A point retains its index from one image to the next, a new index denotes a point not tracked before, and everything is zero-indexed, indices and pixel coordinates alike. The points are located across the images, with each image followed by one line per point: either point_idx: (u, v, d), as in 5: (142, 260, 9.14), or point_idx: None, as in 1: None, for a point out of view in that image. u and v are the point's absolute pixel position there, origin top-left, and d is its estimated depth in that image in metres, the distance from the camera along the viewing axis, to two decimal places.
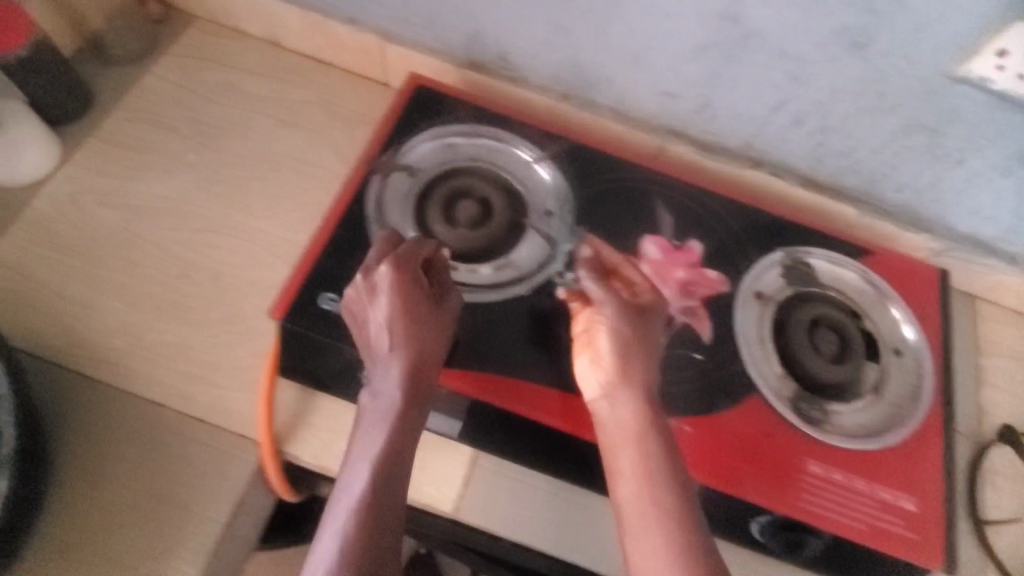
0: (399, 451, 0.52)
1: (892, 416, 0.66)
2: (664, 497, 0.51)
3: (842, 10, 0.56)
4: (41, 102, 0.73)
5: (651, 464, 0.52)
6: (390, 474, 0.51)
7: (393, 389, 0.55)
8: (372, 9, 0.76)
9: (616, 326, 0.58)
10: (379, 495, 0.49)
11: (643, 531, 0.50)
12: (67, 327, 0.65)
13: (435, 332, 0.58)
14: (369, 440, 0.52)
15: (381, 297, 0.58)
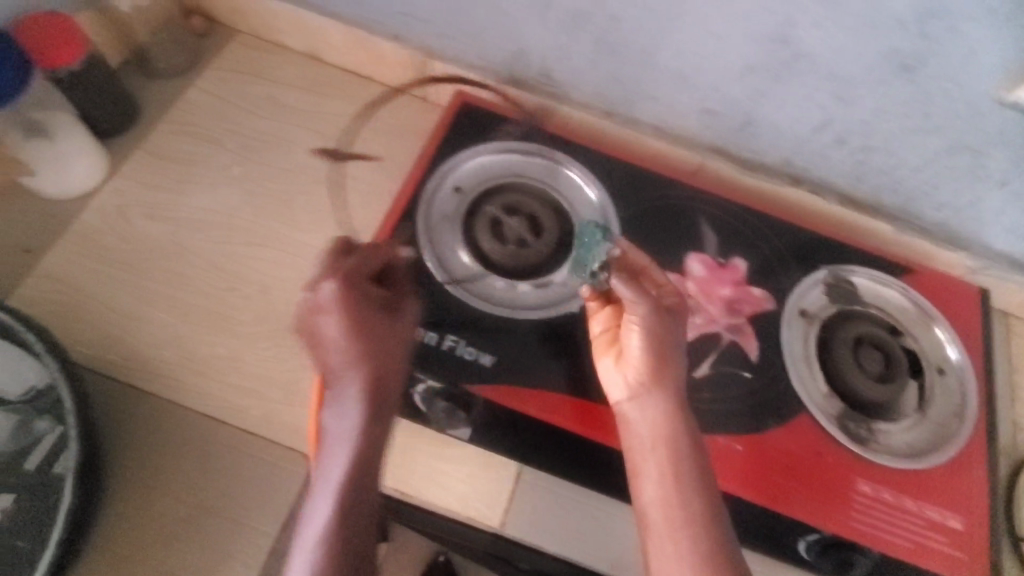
0: (368, 464, 0.53)
1: (937, 435, 0.65)
2: (692, 505, 0.52)
3: (894, 34, 0.56)
4: (91, 115, 0.74)
5: (677, 470, 0.53)
6: (360, 489, 0.52)
7: (357, 404, 0.55)
8: (418, 26, 0.77)
9: (644, 328, 0.57)
10: (352, 510, 0.51)
11: (669, 535, 0.51)
12: (120, 341, 0.67)
13: (388, 346, 0.57)
14: (337, 456, 0.53)
15: (327, 316, 0.57)
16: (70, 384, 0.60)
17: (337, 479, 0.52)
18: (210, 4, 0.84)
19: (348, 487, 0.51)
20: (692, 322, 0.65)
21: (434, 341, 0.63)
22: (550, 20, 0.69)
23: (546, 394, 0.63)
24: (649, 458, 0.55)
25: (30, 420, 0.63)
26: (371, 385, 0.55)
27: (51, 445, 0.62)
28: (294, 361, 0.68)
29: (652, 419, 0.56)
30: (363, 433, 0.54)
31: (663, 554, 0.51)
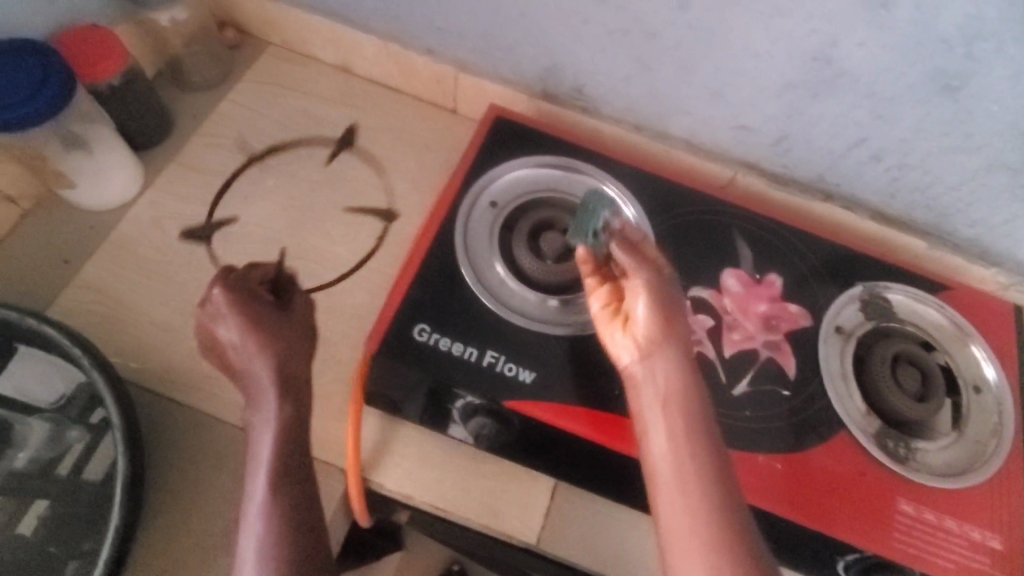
0: (297, 441, 0.57)
1: (977, 455, 0.65)
2: (702, 462, 0.51)
3: (940, 54, 0.56)
4: (128, 127, 0.75)
5: (686, 429, 0.53)
6: (294, 466, 0.56)
7: (274, 390, 0.58)
8: (452, 41, 0.77)
9: (648, 292, 0.57)
10: (286, 482, 0.55)
11: (682, 492, 0.50)
12: (158, 352, 0.68)
13: (288, 339, 0.61)
14: (264, 436, 0.57)
15: (224, 320, 0.60)
16: (115, 396, 0.60)
17: (266, 459, 0.56)
18: (244, 17, 0.84)
19: (281, 462, 0.56)
20: (729, 338, 0.65)
21: (473, 357, 0.62)
22: (587, 37, 0.69)
23: (578, 411, 0.60)
24: (664, 418, 0.54)
25: (62, 427, 0.64)
26: (281, 378, 0.59)
27: (81, 452, 0.63)
28: (327, 375, 0.68)
29: (658, 380, 0.55)
30: (280, 414, 0.57)
31: (676, 510, 0.50)
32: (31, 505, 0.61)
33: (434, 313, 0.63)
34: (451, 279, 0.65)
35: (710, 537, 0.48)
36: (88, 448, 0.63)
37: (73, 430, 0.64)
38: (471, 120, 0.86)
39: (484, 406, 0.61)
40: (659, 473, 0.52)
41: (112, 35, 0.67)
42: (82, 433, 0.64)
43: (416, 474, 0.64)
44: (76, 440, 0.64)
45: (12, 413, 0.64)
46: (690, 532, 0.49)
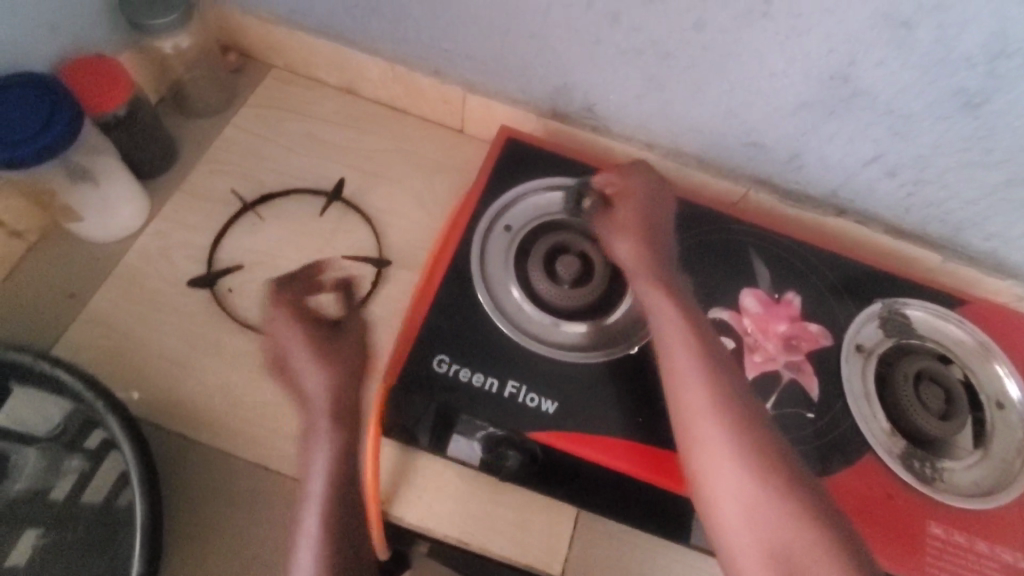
0: (348, 476, 0.56)
1: (1005, 473, 0.64)
2: (731, 409, 0.54)
3: (961, 72, 0.56)
4: (133, 157, 0.74)
5: (711, 378, 0.55)
6: (345, 501, 0.56)
7: (326, 417, 0.57)
8: (459, 63, 0.76)
9: (634, 241, 0.64)
10: (337, 519, 0.55)
11: (721, 434, 0.53)
12: (168, 387, 0.66)
13: (351, 371, 0.59)
14: (320, 464, 0.56)
15: (294, 343, 0.59)
16: (132, 441, 0.58)
17: (320, 492, 0.55)
18: (246, 41, 0.83)
19: (334, 497, 0.55)
20: (750, 360, 0.65)
21: (494, 389, 0.61)
22: (599, 57, 0.68)
23: (598, 438, 0.59)
24: (687, 372, 0.56)
25: (59, 455, 0.63)
26: (336, 400, 0.57)
27: (77, 481, 0.62)
28: None
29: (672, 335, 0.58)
30: (334, 447, 0.56)
31: (719, 453, 0.52)
32: (25, 531, 0.61)
33: (454, 344, 0.63)
34: (469, 307, 0.65)
35: (756, 472, 0.51)
36: (84, 477, 0.62)
37: (72, 458, 0.63)
38: (479, 141, 0.85)
39: (499, 435, 0.60)
40: (694, 424, 0.54)
41: (117, 66, 0.66)
42: (79, 461, 0.63)
43: (437, 507, 0.63)
44: (73, 468, 0.63)
45: (7, 440, 0.63)
46: (737, 469, 0.51)
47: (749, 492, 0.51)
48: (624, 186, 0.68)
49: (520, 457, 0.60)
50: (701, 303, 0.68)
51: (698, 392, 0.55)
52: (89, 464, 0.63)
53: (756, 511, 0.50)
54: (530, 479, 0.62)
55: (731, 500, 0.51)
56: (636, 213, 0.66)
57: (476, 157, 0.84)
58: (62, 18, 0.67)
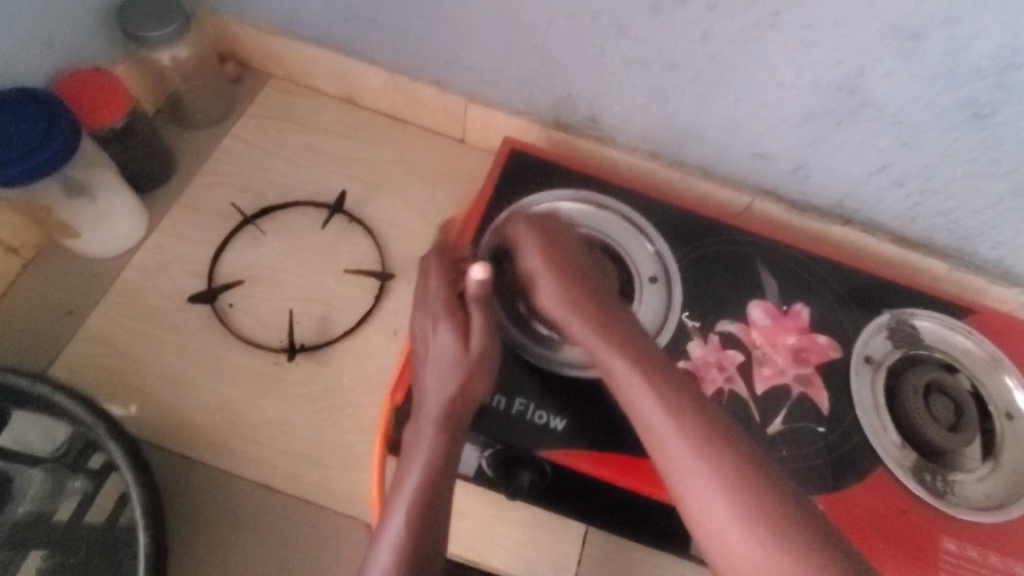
0: (443, 483, 0.54)
1: (1016, 485, 0.64)
2: (689, 420, 0.52)
3: (970, 84, 0.56)
4: (131, 170, 0.73)
5: (661, 391, 0.54)
6: (433, 509, 0.52)
7: (439, 414, 0.55)
8: (461, 73, 0.75)
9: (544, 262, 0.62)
10: (421, 526, 0.52)
11: (684, 446, 0.51)
12: (169, 407, 0.65)
13: (485, 371, 0.58)
14: (422, 460, 0.54)
15: (442, 327, 0.59)
16: (135, 471, 0.57)
17: (412, 491, 0.53)
18: (244, 51, 0.82)
19: (421, 503, 0.52)
20: (760, 374, 0.65)
21: (502, 406, 0.60)
22: (604, 68, 0.68)
23: (615, 458, 0.58)
24: (637, 392, 0.54)
25: (62, 477, 0.62)
26: (460, 397, 0.56)
27: (79, 503, 0.61)
28: (349, 423, 0.66)
29: (608, 359, 0.57)
30: (435, 447, 0.54)
31: (688, 472, 0.50)
32: (29, 553, 0.60)
33: None
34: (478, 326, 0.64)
35: (731, 481, 0.49)
36: (86, 499, 0.61)
37: (74, 480, 0.62)
38: (481, 150, 0.84)
39: (508, 452, 0.59)
40: (663, 445, 0.52)
41: (115, 78, 0.65)
42: (81, 483, 0.62)
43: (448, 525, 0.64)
44: (76, 489, 0.61)
45: (5, 461, 0.61)
46: (713, 480, 0.49)
47: (727, 502, 0.48)
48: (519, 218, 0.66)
49: (532, 476, 0.59)
50: (709, 315, 0.67)
51: (654, 409, 0.53)
52: (91, 485, 0.61)
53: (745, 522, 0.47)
54: (535, 492, 0.61)
55: (717, 515, 0.48)
56: (534, 244, 0.63)
57: (479, 167, 0.83)
58: (59, 32, 0.66)
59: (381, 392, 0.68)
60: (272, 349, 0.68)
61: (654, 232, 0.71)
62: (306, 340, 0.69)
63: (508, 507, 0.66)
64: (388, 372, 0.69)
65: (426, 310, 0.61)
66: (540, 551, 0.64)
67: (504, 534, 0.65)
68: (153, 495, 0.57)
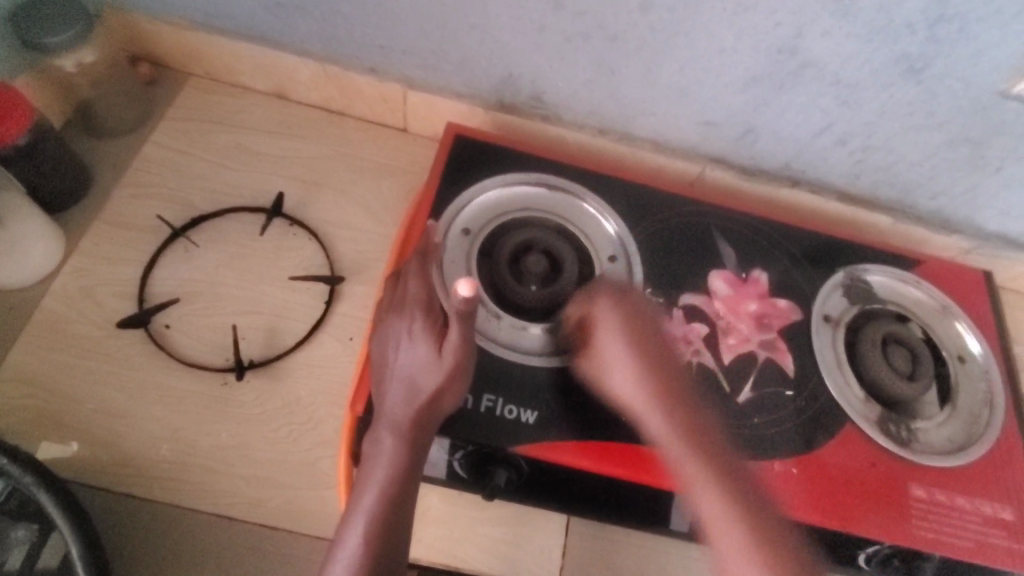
0: (404, 494, 0.52)
1: (973, 426, 0.66)
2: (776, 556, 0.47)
3: (904, 38, 0.56)
4: (39, 190, 0.66)
5: (738, 508, 0.49)
6: (397, 520, 0.51)
7: (401, 423, 0.53)
8: (396, 58, 0.71)
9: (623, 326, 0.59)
10: (382, 541, 0.50)
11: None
12: (108, 443, 0.60)
13: (456, 382, 0.55)
14: (382, 470, 0.51)
15: (410, 337, 0.57)
16: (73, 525, 0.53)
17: (372, 503, 0.50)
18: (158, 49, 0.76)
19: (382, 517, 0.50)
20: (725, 343, 0.65)
21: (470, 405, 0.57)
22: (545, 44, 0.65)
23: (591, 444, 0.57)
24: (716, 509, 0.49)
25: (3, 527, 0.54)
26: (428, 405, 0.54)
27: (27, 552, 0.54)
28: (311, 437, 0.63)
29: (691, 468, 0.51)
30: (394, 458, 0.52)
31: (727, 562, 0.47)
32: None
33: None
34: None
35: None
36: (36, 546, 0.54)
37: (17, 528, 0.55)
38: (425, 139, 0.81)
39: (481, 451, 0.57)
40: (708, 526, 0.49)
41: (19, 94, 0.60)
42: (27, 530, 0.55)
43: (424, 532, 0.62)
44: (21, 539, 0.54)
45: None
46: None
47: None
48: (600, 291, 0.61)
49: (509, 473, 0.57)
50: (671, 289, 0.67)
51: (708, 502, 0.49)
52: (39, 532, 0.55)
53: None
54: (515, 491, 0.60)
55: None
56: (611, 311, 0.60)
57: (424, 157, 0.80)
58: None
59: (340, 403, 0.65)
60: (219, 369, 0.64)
61: (611, 211, 0.69)
62: (254, 356, 0.65)
63: (483, 506, 0.64)
64: (346, 381, 0.65)
65: (391, 317, 0.59)
66: (521, 547, 0.63)
67: (483, 534, 0.63)
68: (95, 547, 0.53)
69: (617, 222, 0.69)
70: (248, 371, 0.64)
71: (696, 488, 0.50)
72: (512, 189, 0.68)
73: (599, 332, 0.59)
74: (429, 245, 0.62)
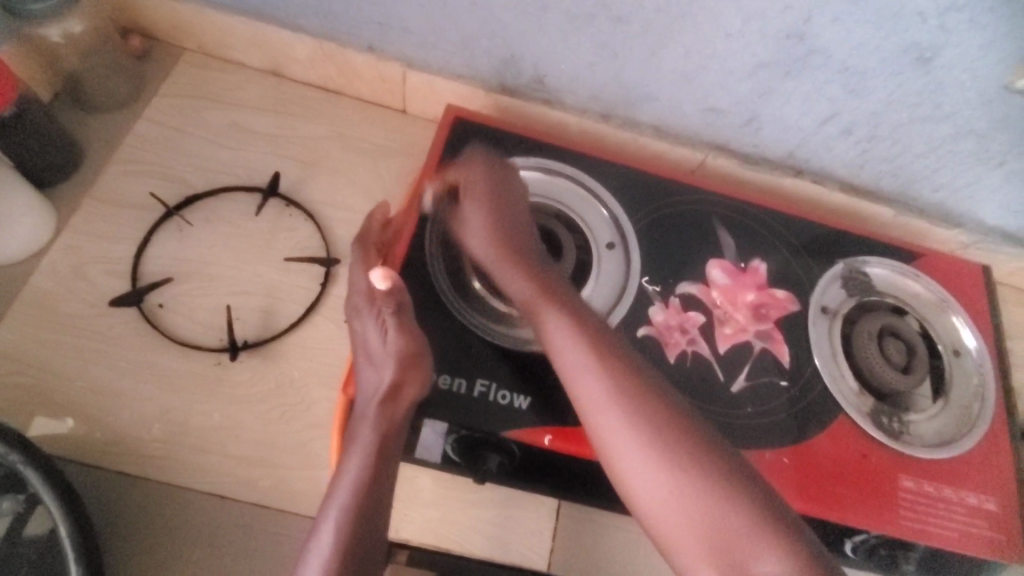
0: (378, 487, 0.51)
1: (963, 420, 0.66)
2: (668, 434, 0.48)
3: (915, 27, 0.55)
4: (28, 164, 0.65)
5: (619, 383, 0.50)
6: (367, 519, 0.50)
7: (372, 417, 0.53)
8: (395, 36, 0.70)
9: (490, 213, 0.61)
10: (354, 538, 0.49)
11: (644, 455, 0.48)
12: (100, 422, 0.60)
13: (416, 372, 0.54)
14: (353, 467, 0.51)
15: (372, 324, 0.57)
16: (62, 500, 0.53)
17: (344, 494, 0.50)
18: (150, 21, 0.74)
19: (355, 508, 0.50)
20: (721, 333, 0.64)
21: (463, 389, 0.57)
22: (547, 26, 0.64)
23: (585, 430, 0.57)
24: (606, 399, 0.50)
25: None
26: (388, 397, 0.53)
27: (13, 523, 0.53)
28: (304, 419, 0.63)
29: (578, 359, 0.52)
30: (367, 449, 0.52)
31: (619, 425, 0.49)
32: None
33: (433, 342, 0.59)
34: (442, 311, 0.61)
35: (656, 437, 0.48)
36: (21, 518, 0.53)
37: (2, 500, 0.53)
38: (424, 120, 0.80)
39: (474, 436, 0.56)
40: (590, 398, 0.51)
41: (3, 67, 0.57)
42: (12, 501, 0.53)
43: (415, 515, 0.62)
44: (7, 510, 0.53)
45: None
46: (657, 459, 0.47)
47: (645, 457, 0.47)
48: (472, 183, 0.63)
49: (500, 459, 0.57)
50: (669, 277, 0.66)
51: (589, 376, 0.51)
52: (25, 503, 0.54)
53: (702, 535, 0.44)
54: (508, 475, 0.60)
55: (670, 518, 0.46)
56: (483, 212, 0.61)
57: (422, 139, 0.79)
58: None
59: (334, 386, 0.64)
60: (213, 349, 0.63)
61: (610, 198, 0.68)
62: (248, 336, 0.65)
63: (475, 489, 0.64)
64: (340, 364, 0.65)
65: (360, 304, 0.58)
66: (511, 529, 0.63)
67: (473, 518, 0.63)
68: (82, 524, 0.53)
69: (614, 209, 0.68)
70: (241, 352, 0.64)
71: (584, 381, 0.51)
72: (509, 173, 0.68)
73: (469, 218, 0.62)
74: (378, 237, 0.64)
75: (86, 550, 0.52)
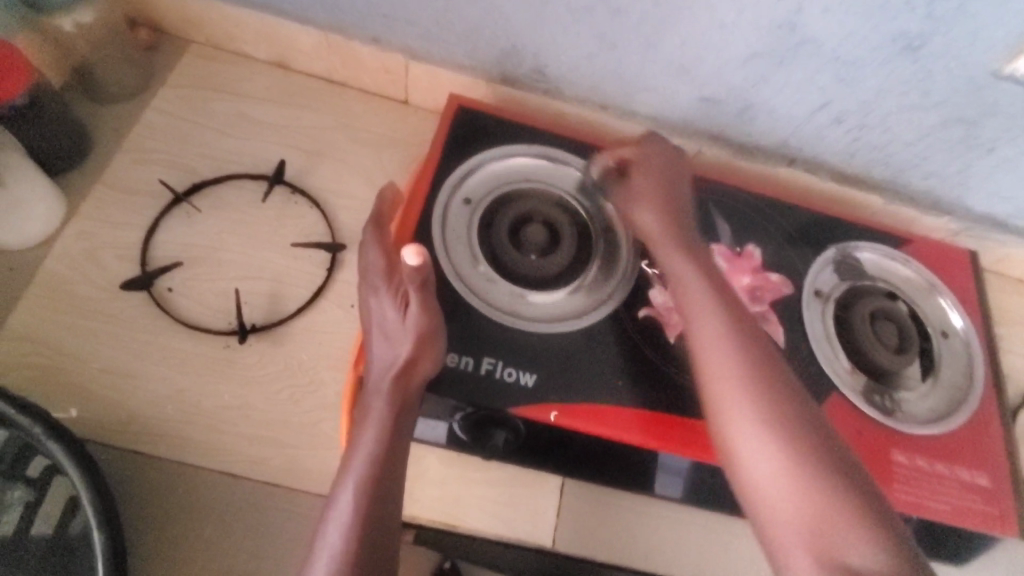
0: (393, 458, 0.53)
1: (953, 398, 0.68)
2: (792, 411, 0.51)
3: (903, 15, 0.57)
4: (40, 151, 0.67)
5: (751, 362, 0.53)
6: (384, 489, 0.52)
7: (386, 391, 0.54)
8: (398, 28, 0.71)
9: (652, 168, 0.67)
10: (372, 507, 0.50)
11: (769, 441, 0.50)
12: (111, 402, 0.61)
13: (431, 348, 0.56)
14: (369, 441, 0.53)
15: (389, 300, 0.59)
16: (83, 470, 0.53)
17: (361, 466, 0.52)
18: (157, 14, 0.76)
19: (372, 478, 0.51)
20: None
21: (470, 367, 0.59)
22: (547, 16, 0.65)
23: (586, 408, 0.58)
24: (756, 428, 0.50)
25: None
26: (403, 373, 0.54)
27: (23, 514, 0.55)
28: (313, 400, 0.64)
29: (715, 339, 0.55)
30: (382, 421, 0.54)
31: (741, 400, 0.52)
32: None
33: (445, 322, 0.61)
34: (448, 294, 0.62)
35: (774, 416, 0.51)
36: (31, 507, 0.55)
37: (14, 489, 0.55)
38: (426, 111, 0.81)
39: (479, 414, 0.58)
40: (715, 367, 0.54)
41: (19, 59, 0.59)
42: (23, 491, 0.56)
43: (422, 494, 0.63)
44: (17, 501, 0.55)
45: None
46: (766, 432, 0.50)
47: (764, 434, 0.50)
48: (644, 161, 0.67)
49: (506, 435, 0.59)
50: None
51: (724, 349, 0.54)
52: (35, 492, 0.56)
53: (790, 488, 0.47)
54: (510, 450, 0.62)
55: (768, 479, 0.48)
56: (654, 179, 0.66)
57: (424, 129, 0.80)
58: None
59: (342, 367, 0.66)
60: (222, 332, 0.65)
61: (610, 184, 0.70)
62: (257, 319, 0.66)
63: (481, 468, 0.66)
64: (346, 347, 0.66)
65: (377, 281, 0.60)
66: (516, 508, 0.65)
67: (478, 495, 0.65)
68: (105, 496, 0.54)
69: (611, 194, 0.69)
70: (251, 335, 0.65)
71: (724, 371, 0.53)
72: (514, 161, 0.70)
73: (638, 189, 0.66)
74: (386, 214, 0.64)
75: (110, 520, 0.54)
